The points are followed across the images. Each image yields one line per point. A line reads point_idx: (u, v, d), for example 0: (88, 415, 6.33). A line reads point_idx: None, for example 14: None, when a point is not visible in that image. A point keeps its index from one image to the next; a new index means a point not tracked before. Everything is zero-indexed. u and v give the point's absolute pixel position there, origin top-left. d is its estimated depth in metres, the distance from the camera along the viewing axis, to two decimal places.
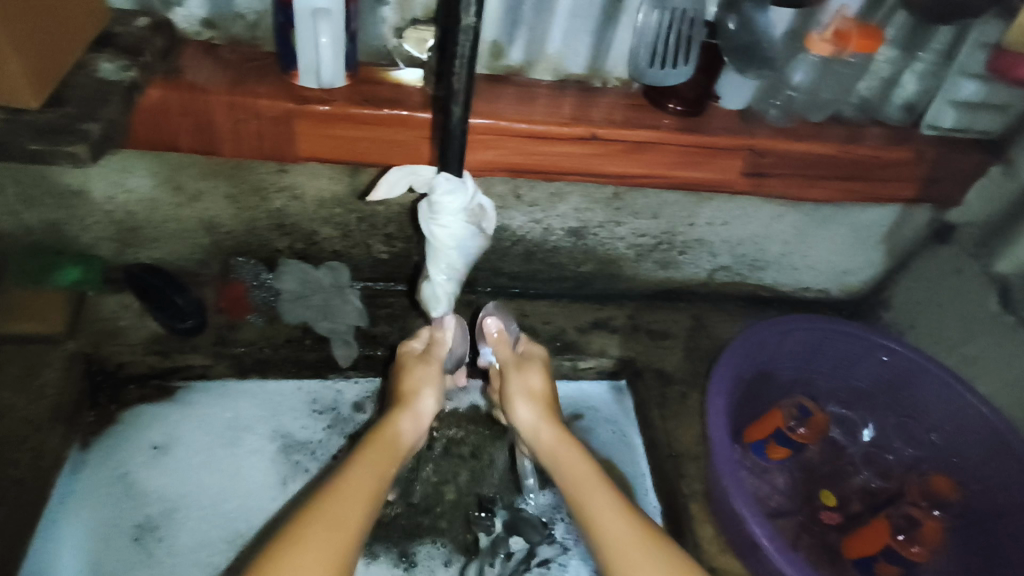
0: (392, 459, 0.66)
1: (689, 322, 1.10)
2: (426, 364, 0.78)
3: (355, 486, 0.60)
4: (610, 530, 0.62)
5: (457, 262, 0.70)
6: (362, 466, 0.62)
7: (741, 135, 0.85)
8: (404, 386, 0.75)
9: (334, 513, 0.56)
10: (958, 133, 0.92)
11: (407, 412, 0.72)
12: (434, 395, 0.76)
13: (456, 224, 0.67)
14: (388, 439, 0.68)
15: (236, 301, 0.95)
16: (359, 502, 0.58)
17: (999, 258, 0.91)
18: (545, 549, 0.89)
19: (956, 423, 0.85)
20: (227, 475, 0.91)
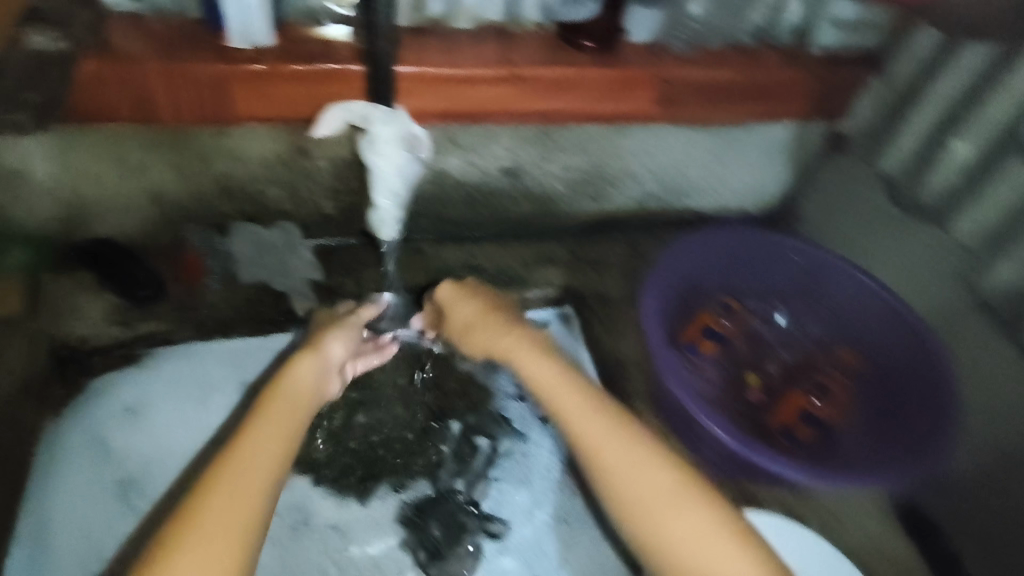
0: (296, 413, 0.75)
1: (627, 251, 1.18)
2: (342, 321, 0.88)
3: (255, 449, 0.69)
4: (630, 473, 0.70)
5: (397, 186, 0.91)
6: (266, 424, 0.72)
7: (647, 66, 0.94)
8: (313, 339, 0.85)
9: (231, 486, 0.65)
10: (841, 50, 1.02)
11: (310, 359, 0.81)
12: (343, 345, 0.85)
13: (390, 150, 0.87)
14: (294, 391, 0.77)
15: (192, 269, 0.98)
16: (258, 468, 0.68)
17: (886, 158, 1.02)
18: (505, 443, 0.95)
19: (860, 302, 0.95)
20: (204, 429, 0.93)
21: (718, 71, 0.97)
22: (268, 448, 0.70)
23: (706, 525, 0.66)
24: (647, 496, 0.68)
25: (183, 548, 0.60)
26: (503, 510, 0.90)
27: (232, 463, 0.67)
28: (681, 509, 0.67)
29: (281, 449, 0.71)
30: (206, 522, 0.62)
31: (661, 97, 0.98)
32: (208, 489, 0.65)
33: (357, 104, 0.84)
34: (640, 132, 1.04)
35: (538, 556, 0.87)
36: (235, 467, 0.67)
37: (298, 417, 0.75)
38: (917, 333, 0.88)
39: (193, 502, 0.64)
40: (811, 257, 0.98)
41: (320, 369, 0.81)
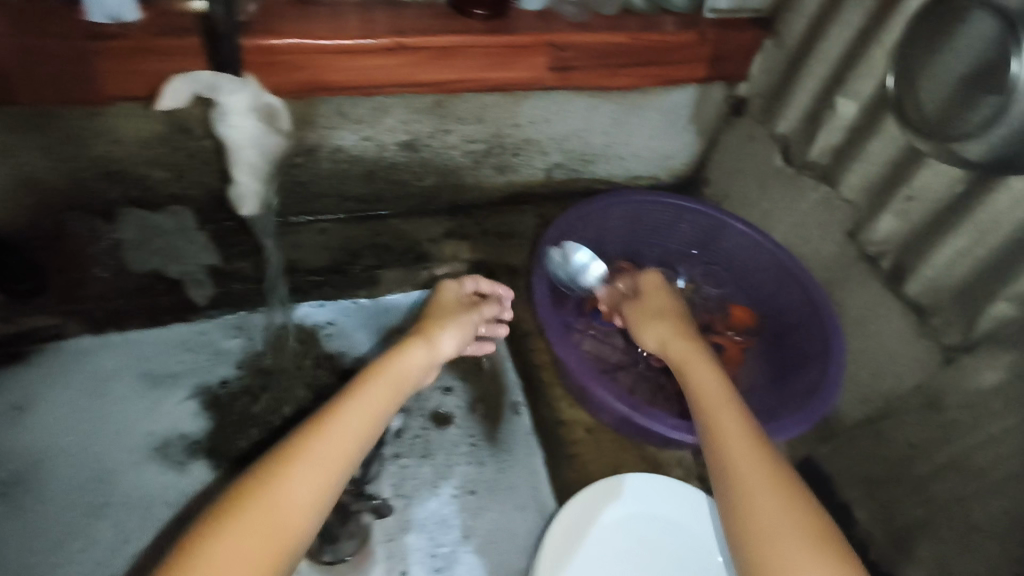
0: (392, 393, 0.72)
1: (535, 222, 1.19)
2: (464, 310, 0.86)
3: (341, 427, 0.66)
4: (745, 468, 0.65)
5: (254, 160, 0.89)
6: (363, 402, 0.69)
7: (539, 32, 0.93)
8: (431, 322, 0.82)
9: (309, 457, 0.63)
10: (733, 13, 1.03)
11: (426, 343, 0.79)
12: (457, 334, 0.83)
13: (245, 121, 0.84)
14: (395, 374, 0.73)
15: (74, 257, 0.93)
16: (343, 446, 0.65)
17: (779, 119, 1.04)
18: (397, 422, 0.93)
19: (754, 259, 0.98)
20: (97, 422, 0.93)
21: (613, 35, 0.97)
22: (361, 430, 0.67)
23: (789, 528, 0.60)
24: (747, 490, 0.64)
25: (228, 534, 0.56)
26: (405, 485, 0.89)
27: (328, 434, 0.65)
28: (776, 512, 0.62)
29: (366, 433, 0.68)
30: (279, 490, 0.60)
31: (556, 64, 0.97)
32: (289, 457, 0.62)
33: (204, 75, 0.80)
34: (538, 101, 1.03)
35: (440, 528, 0.87)
36: (317, 439, 0.64)
37: (392, 399, 0.72)
38: (803, 288, 0.91)
39: (259, 472, 0.61)
40: (704, 218, 1.00)
41: (429, 357, 0.78)
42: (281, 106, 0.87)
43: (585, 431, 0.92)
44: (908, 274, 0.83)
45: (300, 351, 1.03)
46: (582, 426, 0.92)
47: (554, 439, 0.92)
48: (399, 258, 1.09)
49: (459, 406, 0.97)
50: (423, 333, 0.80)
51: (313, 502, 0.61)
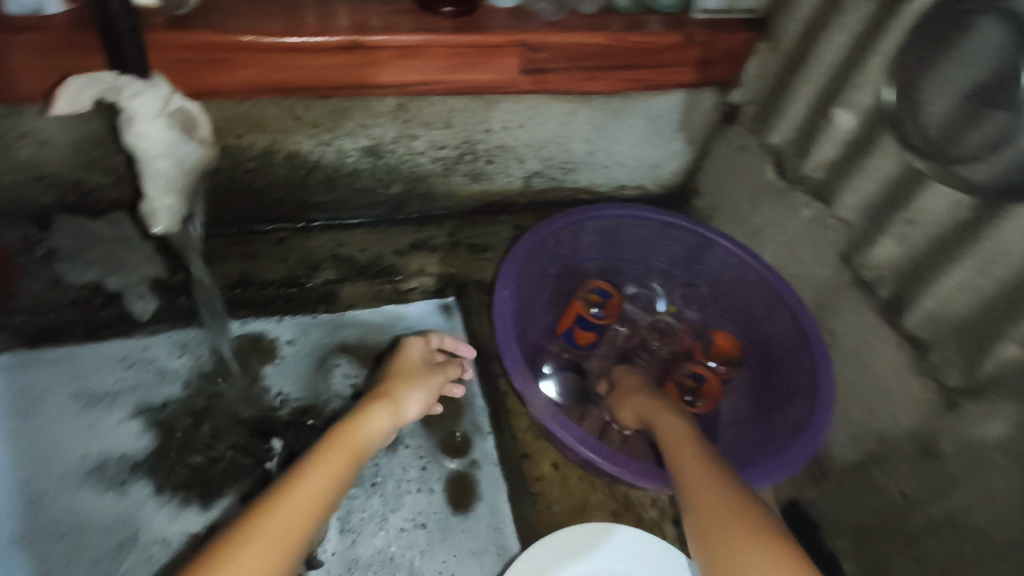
0: (351, 458, 0.68)
1: (511, 233, 1.12)
2: (431, 373, 0.82)
3: (297, 500, 0.62)
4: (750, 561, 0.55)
5: (168, 173, 0.81)
6: (318, 471, 0.65)
7: (510, 31, 0.85)
8: (393, 383, 0.78)
9: (262, 535, 0.58)
10: (724, 15, 0.96)
11: (387, 408, 0.74)
12: (422, 398, 0.79)
13: (155, 129, 0.75)
14: (358, 438, 0.70)
15: (3, 266, 0.86)
16: (297, 523, 0.60)
17: (772, 129, 0.96)
18: None
19: (742, 280, 0.90)
20: (23, 447, 0.81)
21: (592, 36, 0.89)
22: (319, 500, 0.63)
23: None
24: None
25: None
26: (350, 519, 0.81)
27: (284, 508, 0.60)
28: None
29: (322, 503, 0.63)
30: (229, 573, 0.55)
31: (530, 66, 0.89)
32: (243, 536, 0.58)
33: (104, 75, 0.72)
34: (512, 105, 0.96)
35: (387, 566, 0.79)
36: (269, 515, 0.59)
37: (353, 465, 0.68)
38: (793, 319, 0.84)
39: (206, 557, 0.56)
40: (689, 234, 0.92)
41: (393, 420, 0.75)
42: (198, 112, 0.79)
43: (550, 465, 0.86)
44: (906, 304, 0.75)
45: (247, 371, 0.91)
46: (549, 460, 0.85)
47: (517, 473, 0.85)
48: (362, 271, 1.01)
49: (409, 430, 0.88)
50: (383, 393, 0.76)
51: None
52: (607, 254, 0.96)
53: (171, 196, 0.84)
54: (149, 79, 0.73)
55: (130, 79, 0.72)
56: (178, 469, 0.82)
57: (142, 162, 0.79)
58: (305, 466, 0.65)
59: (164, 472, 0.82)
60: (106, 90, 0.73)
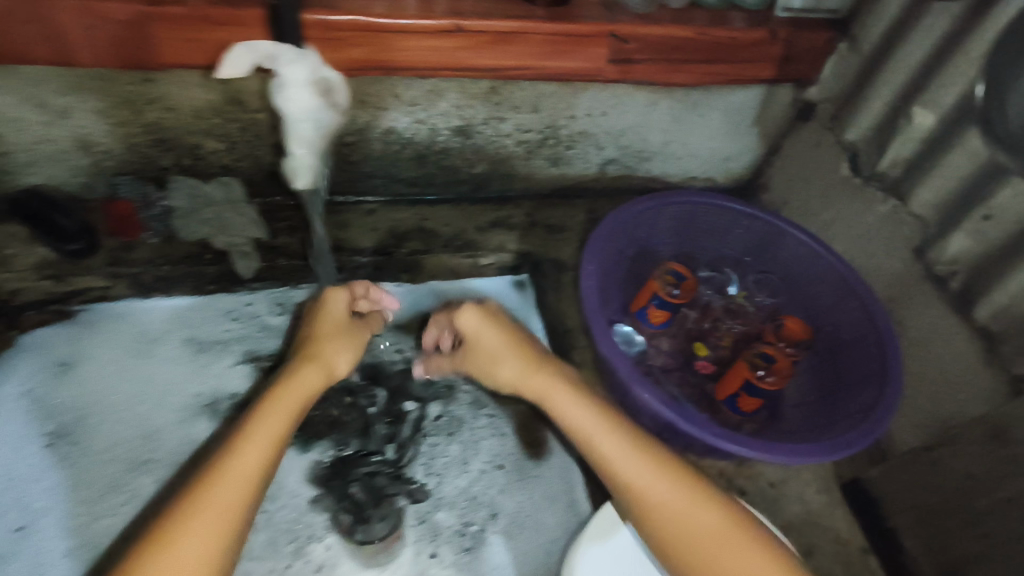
0: (287, 422, 0.68)
1: (585, 217, 1.18)
2: (354, 330, 0.80)
3: (241, 469, 0.62)
4: (701, 537, 0.63)
5: (312, 135, 0.84)
6: (255, 439, 0.65)
7: (602, 21, 0.90)
8: (315, 345, 0.76)
9: (208, 510, 0.59)
10: (807, 14, 0.99)
11: (313, 369, 0.73)
12: (349, 355, 0.78)
13: (302, 95, 0.80)
14: (291, 400, 0.69)
15: (125, 221, 0.93)
16: (240, 491, 0.61)
17: (850, 126, 0.99)
18: (432, 408, 0.94)
19: (814, 270, 0.94)
20: (140, 382, 0.91)
21: (679, 29, 0.93)
22: (258, 466, 0.63)
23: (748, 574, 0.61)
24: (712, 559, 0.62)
25: None
26: (435, 464, 0.90)
27: (223, 481, 0.61)
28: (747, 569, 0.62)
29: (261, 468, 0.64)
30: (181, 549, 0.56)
31: (618, 56, 0.94)
32: (184, 514, 0.58)
33: (263, 44, 0.77)
34: (594, 94, 1.01)
35: (470, 504, 0.87)
36: (218, 489, 0.60)
37: (292, 424, 0.69)
38: (862, 306, 0.87)
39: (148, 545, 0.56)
40: (763, 222, 0.96)
41: (320, 380, 0.73)
42: (337, 79, 0.83)
43: None
44: (979, 297, 0.78)
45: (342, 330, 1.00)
46: None
47: None
48: (444, 245, 1.11)
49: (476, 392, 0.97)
50: (308, 354, 0.75)
51: (226, 545, 0.58)
52: (683, 239, 1.00)
53: (313, 154, 0.86)
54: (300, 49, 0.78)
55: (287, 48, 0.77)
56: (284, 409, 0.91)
57: (288, 124, 0.82)
58: (240, 440, 0.64)
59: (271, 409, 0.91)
60: (261, 57, 0.77)
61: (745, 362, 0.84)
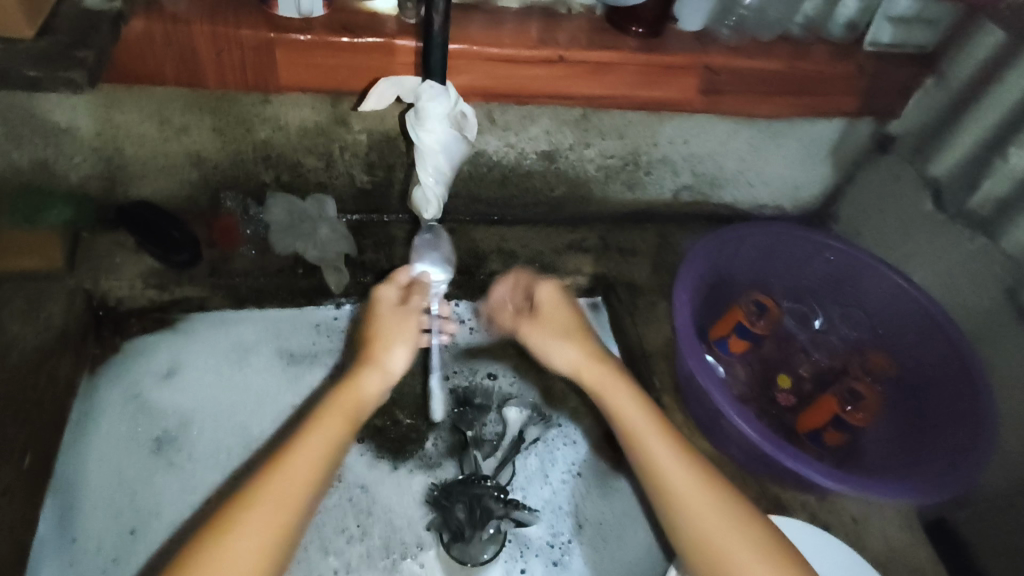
0: (345, 428, 0.69)
1: (656, 241, 1.18)
2: (405, 315, 0.75)
3: (290, 474, 0.63)
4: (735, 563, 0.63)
5: (444, 163, 0.80)
6: (311, 441, 0.66)
7: (695, 53, 0.92)
8: (373, 338, 0.74)
9: (263, 509, 0.60)
10: (897, 48, 0.99)
11: (374, 371, 0.72)
12: (408, 346, 0.74)
13: (440, 127, 0.77)
14: (348, 405, 0.70)
15: (227, 232, 0.99)
16: (295, 489, 0.62)
17: (934, 162, 1.00)
18: (530, 431, 0.96)
19: (898, 307, 0.94)
20: (239, 390, 0.95)
21: (769, 62, 0.95)
22: (315, 467, 0.64)
23: None
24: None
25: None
26: (518, 477, 0.93)
27: (268, 491, 0.61)
28: None
29: (311, 473, 0.64)
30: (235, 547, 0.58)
31: (706, 87, 0.96)
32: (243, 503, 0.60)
33: (410, 80, 0.82)
34: (678, 125, 1.03)
35: (555, 515, 0.90)
36: (270, 489, 0.61)
37: (345, 431, 0.68)
38: (949, 344, 0.88)
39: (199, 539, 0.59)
40: (847, 256, 0.97)
41: (378, 383, 0.72)
42: (471, 112, 0.80)
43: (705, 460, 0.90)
44: None
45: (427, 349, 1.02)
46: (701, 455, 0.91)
47: None
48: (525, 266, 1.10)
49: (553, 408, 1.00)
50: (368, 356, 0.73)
51: (273, 547, 0.59)
52: (764, 270, 1.01)
53: (443, 183, 0.82)
54: (444, 83, 0.75)
55: (432, 82, 0.74)
56: (377, 426, 0.93)
57: (420, 154, 0.79)
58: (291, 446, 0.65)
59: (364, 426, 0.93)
60: (406, 91, 0.82)
61: (834, 396, 0.86)
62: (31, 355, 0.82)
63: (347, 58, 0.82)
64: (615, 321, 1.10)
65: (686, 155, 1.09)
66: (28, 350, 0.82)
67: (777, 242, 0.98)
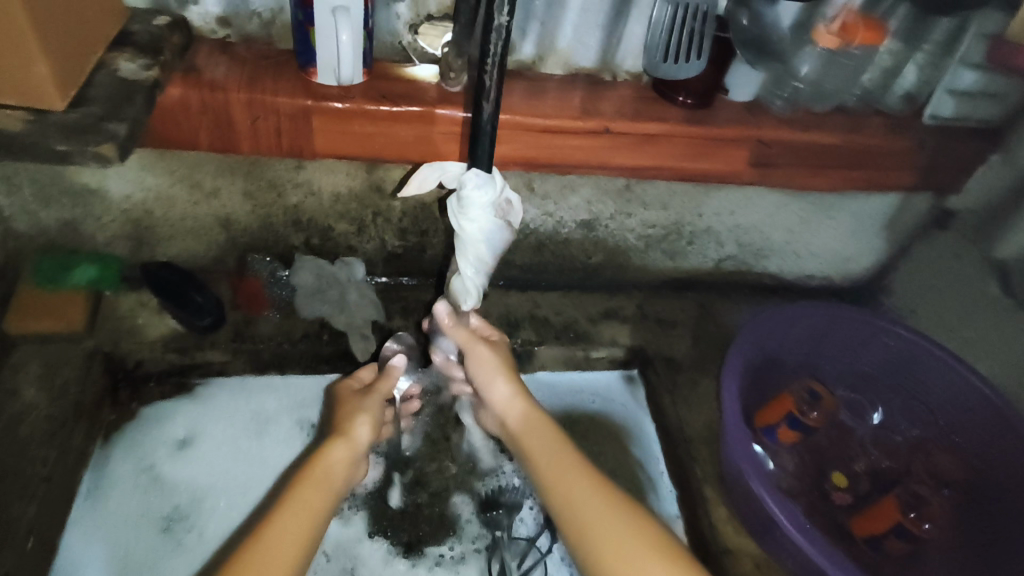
0: (322, 496, 0.69)
1: (696, 311, 1.11)
2: (365, 396, 0.84)
3: (278, 532, 0.63)
4: None
5: (485, 254, 0.76)
6: (289, 512, 0.66)
7: (747, 126, 0.87)
8: (340, 418, 0.80)
9: (258, 565, 0.60)
10: (959, 121, 0.94)
11: (342, 442, 0.76)
12: (370, 422, 0.80)
13: (483, 218, 0.73)
14: (325, 471, 0.72)
15: (253, 297, 0.95)
16: (290, 547, 0.62)
17: (999, 244, 0.94)
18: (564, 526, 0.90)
19: (963, 401, 0.88)
20: (254, 465, 0.91)
21: (824, 136, 0.90)
22: (302, 529, 0.65)
23: None
24: None
25: None
26: (548, 571, 0.87)
27: (257, 550, 0.61)
28: None
29: (301, 535, 0.64)
30: None
31: (757, 160, 0.91)
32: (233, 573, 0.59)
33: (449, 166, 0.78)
34: (724, 197, 0.99)
35: None
36: (259, 548, 0.61)
37: (326, 498, 0.70)
38: (1022, 446, 0.81)
39: None
40: (909, 341, 0.91)
41: (345, 450, 0.75)
42: (517, 199, 0.76)
43: (750, 563, 0.85)
44: None
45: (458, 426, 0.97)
46: (749, 558, 0.85)
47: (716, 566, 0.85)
48: (558, 335, 1.04)
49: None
50: (337, 432, 0.78)
51: None
52: (815, 351, 0.96)
53: (483, 272, 0.79)
54: (490, 172, 0.71)
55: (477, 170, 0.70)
56: (397, 516, 0.88)
57: (461, 243, 0.76)
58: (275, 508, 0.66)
59: (385, 514, 0.88)
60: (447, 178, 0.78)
61: (895, 501, 0.81)
62: (44, 424, 0.80)
63: (386, 125, 0.79)
64: (653, 396, 1.05)
65: (738, 221, 1.04)
66: (39, 419, 0.81)
67: (833, 324, 0.93)
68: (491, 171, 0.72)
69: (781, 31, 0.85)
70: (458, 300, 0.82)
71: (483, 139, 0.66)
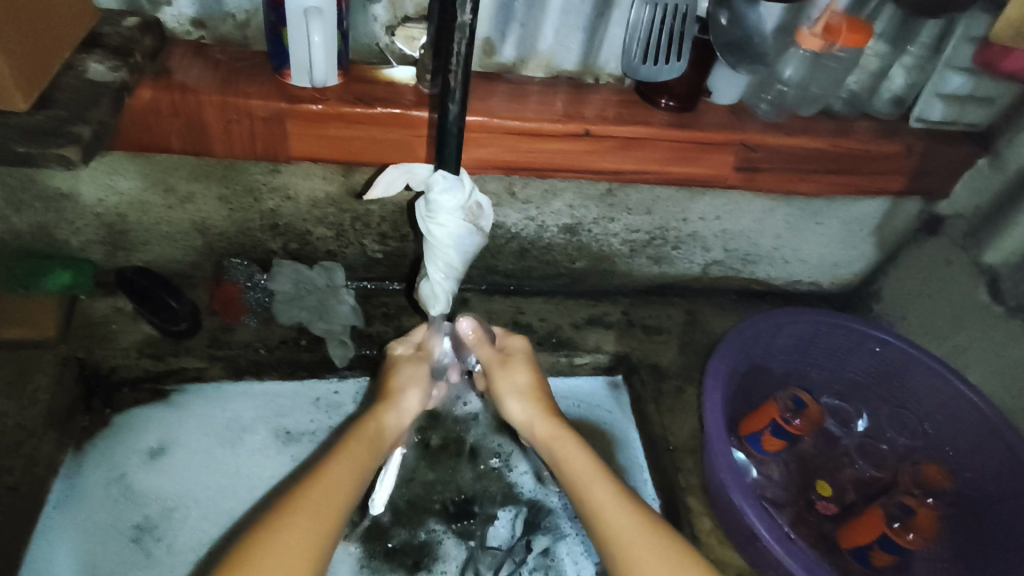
0: (370, 455, 0.68)
1: (683, 317, 1.10)
2: (418, 365, 0.80)
3: (335, 475, 0.63)
4: None
5: (456, 259, 0.74)
6: (342, 459, 0.65)
7: (732, 129, 0.86)
8: (391, 381, 0.78)
9: (312, 502, 0.59)
10: (947, 126, 0.92)
11: (391, 408, 0.75)
12: (419, 394, 0.78)
13: (453, 222, 0.71)
14: (370, 432, 0.71)
15: (230, 302, 0.92)
16: (339, 494, 0.61)
17: (988, 250, 0.92)
18: (542, 538, 0.89)
19: (953, 410, 0.86)
20: (227, 474, 0.90)
21: (811, 140, 0.88)
22: (352, 480, 0.64)
23: None
24: None
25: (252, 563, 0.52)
26: None
27: (311, 490, 0.60)
28: None
29: (350, 485, 0.63)
30: (280, 544, 0.54)
31: (743, 164, 0.89)
32: (287, 508, 0.58)
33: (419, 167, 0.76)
34: (708, 203, 0.98)
35: None
36: (314, 488, 0.60)
37: (372, 456, 0.69)
38: (1012, 458, 0.80)
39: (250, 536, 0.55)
40: (896, 350, 0.89)
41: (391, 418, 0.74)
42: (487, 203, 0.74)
43: None
44: None
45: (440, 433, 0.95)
46: (732, 569, 0.83)
47: None
48: (541, 342, 1.02)
49: (564, 504, 0.92)
50: (387, 396, 0.76)
51: (316, 549, 0.56)
52: (800, 360, 0.95)
53: (454, 278, 0.76)
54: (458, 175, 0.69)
55: (445, 172, 0.68)
56: (373, 526, 0.87)
57: (431, 248, 0.73)
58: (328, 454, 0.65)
59: (359, 525, 0.86)
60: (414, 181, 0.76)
61: (880, 510, 0.79)
62: (13, 432, 0.78)
63: (361, 128, 0.77)
64: (637, 404, 1.03)
65: (724, 228, 1.02)
66: (8, 426, 0.78)
67: (819, 331, 0.92)
68: (460, 173, 0.70)
69: (764, 34, 0.84)
70: (426, 308, 0.79)
71: (448, 143, 0.65)
